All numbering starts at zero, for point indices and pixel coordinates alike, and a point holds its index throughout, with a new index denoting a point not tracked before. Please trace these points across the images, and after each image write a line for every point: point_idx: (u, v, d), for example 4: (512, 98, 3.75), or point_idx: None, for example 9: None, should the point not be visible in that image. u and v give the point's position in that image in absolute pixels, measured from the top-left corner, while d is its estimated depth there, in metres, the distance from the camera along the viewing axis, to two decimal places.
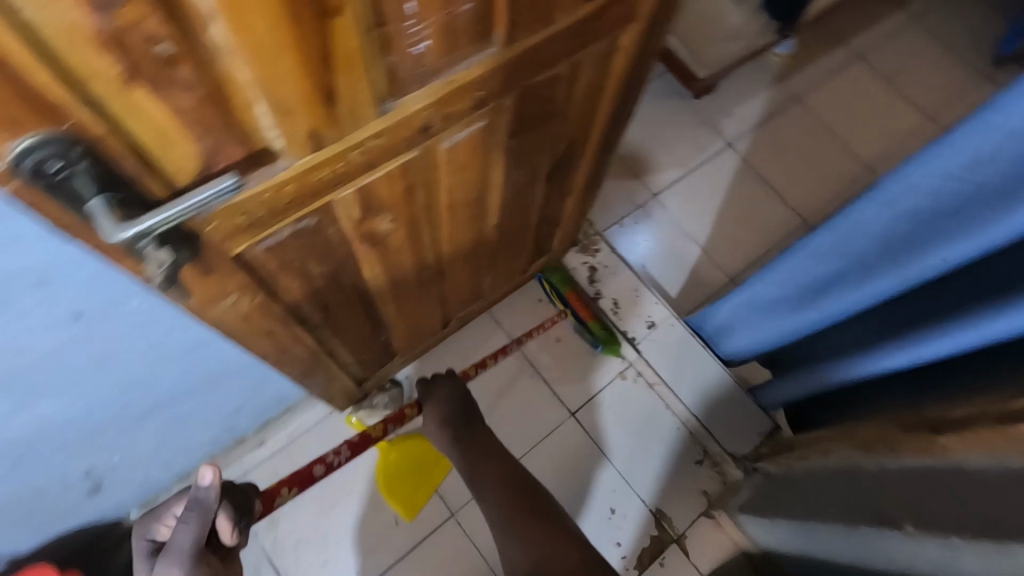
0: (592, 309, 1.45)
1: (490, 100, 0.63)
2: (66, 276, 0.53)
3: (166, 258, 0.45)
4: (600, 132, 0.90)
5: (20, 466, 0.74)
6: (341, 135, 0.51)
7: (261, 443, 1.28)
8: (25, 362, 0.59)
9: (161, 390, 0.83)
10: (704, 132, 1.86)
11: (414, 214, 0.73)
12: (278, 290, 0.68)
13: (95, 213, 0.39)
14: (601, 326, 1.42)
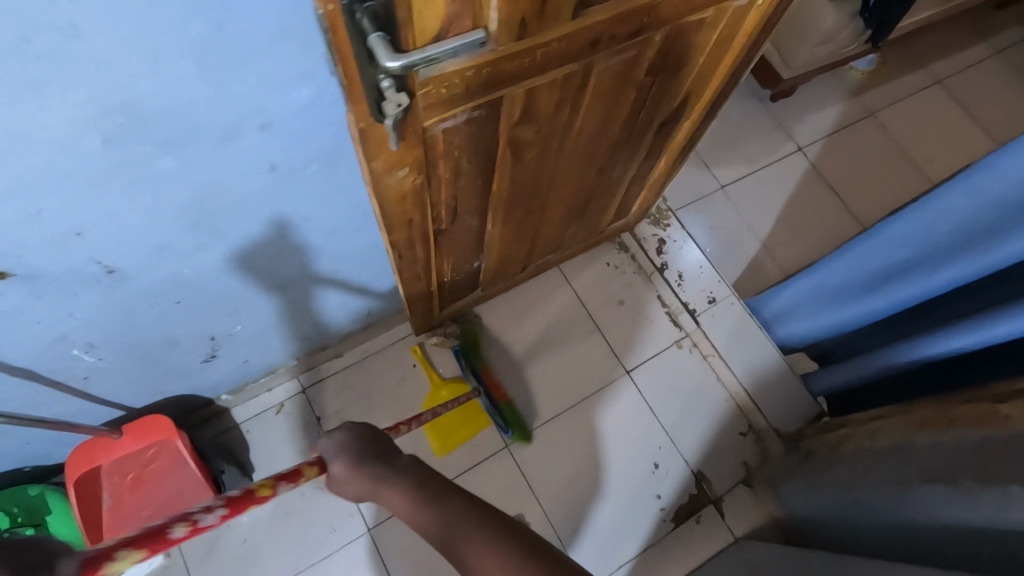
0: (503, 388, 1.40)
1: (650, 29, 0.71)
2: (284, 121, 0.64)
3: (403, 100, 0.55)
4: (712, 92, 0.98)
5: (179, 306, 0.86)
6: (539, 31, 0.60)
7: (339, 354, 1.38)
8: (226, 201, 0.71)
9: (293, 267, 0.94)
10: (776, 134, 1.92)
11: (552, 133, 0.82)
12: (432, 180, 0.77)
13: (374, 46, 0.48)
14: (512, 411, 1.37)
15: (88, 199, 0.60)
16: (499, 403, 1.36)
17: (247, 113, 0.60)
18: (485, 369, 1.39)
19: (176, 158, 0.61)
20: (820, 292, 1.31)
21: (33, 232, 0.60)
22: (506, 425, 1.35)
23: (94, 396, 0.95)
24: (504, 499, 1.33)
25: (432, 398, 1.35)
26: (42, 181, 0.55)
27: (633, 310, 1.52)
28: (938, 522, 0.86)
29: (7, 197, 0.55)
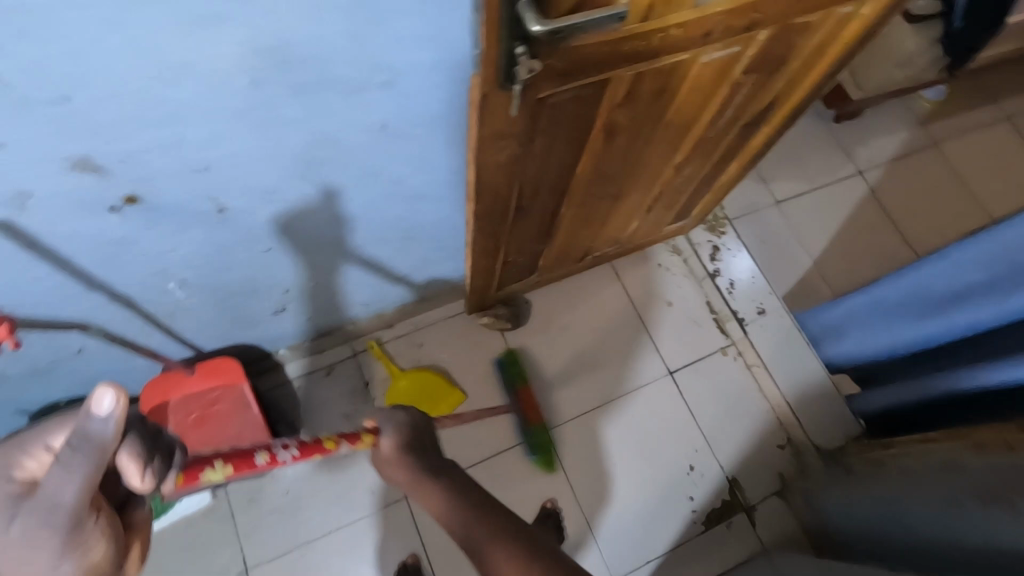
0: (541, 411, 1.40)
1: (760, 26, 0.72)
2: (404, 81, 0.67)
3: (534, 65, 0.57)
4: (798, 99, 0.99)
5: (267, 253, 0.90)
6: (661, 15, 0.62)
7: (391, 325, 1.42)
8: (335, 154, 0.74)
9: (373, 230, 0.97)
10: (836, 156, 1.90)
11: (645, 121, 0.84)
12: (526, 156, 0.79)
13: (522, 10, 0.51)
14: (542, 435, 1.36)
15: (222, 136, 0.64)
16: (532, 425, 1.37)
17: (376, 69, 0.64)
18: (527, 389, 1.40)
19: (303, 105, 0.64)
20: (878, 309, 1.29)
21: (168, 161, 0.64)
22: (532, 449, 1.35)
23: (173, 333, 1.00)
24: (536, 483, 1.35)
25: (395, 391, 1.35)
26: (190, 112, 0.59)
27: (682, 312, 1.53)
28: (982, 543, 0.87)
29: (157, 125, 0.59)
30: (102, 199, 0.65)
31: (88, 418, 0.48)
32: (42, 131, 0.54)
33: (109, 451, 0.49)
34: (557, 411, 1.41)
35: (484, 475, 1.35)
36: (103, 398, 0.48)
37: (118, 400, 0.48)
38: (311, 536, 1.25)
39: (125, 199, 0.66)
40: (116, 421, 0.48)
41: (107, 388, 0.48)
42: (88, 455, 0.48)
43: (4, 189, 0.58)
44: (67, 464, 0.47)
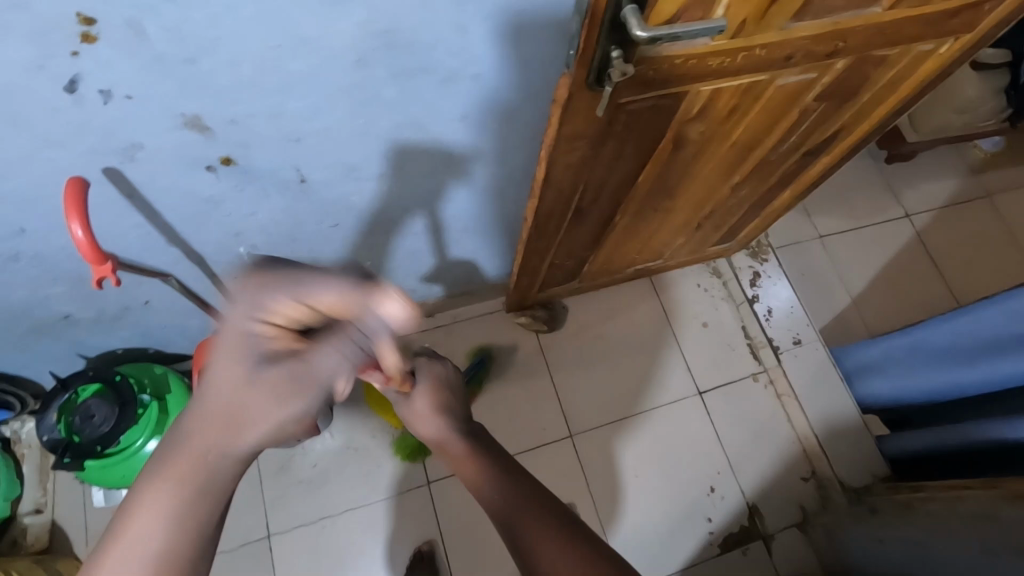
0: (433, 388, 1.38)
1: (840, 54, 0.74)
2: (494, 76, 0.71)
3: (628, 70, 0.60)
4: (862, 131, 1.00)
5: (336, 228, 0.94)
6: (749, 35, 0.65)
7: (430, 315, 1.46)
8: (416, 138, 0.78)
9: (435, 217, 1.01)
10: (884, 197, 1.89)
11: (713, 137, 0.86)
12: (596, 159, 0.82)
13: (627, 17, 0.53)
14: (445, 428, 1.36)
15: (321, 109, 0.68)
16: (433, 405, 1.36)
17: (471, 61, 0.67)
18: None
19: (399, 89, 0.68)
20: (916, 351, 1.27)
21: (269, 129, 0.68)
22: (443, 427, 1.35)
23: None
24: (556, 485, 1.36)
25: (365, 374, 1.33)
26: (299, 84, 0.63)
27: (716, 333, 1.54)
28: None
29: (267, 94, 0.63)
30: (203, 158, 0.69)
31: (372, 323, 0.53)
32: (168, 86, 0.58)
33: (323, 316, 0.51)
34: (584, 418, 1.42)
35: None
36: (392, 307, 0.53)
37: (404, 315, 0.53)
38: (336, 510, 1.27)
39: (222, 160, 0.71)
40: (390, 327, 0.53)
41: (400, 300, 0.53)
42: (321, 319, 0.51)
43: (121, 138, 0.63)
44: (348, 355, 0.51)
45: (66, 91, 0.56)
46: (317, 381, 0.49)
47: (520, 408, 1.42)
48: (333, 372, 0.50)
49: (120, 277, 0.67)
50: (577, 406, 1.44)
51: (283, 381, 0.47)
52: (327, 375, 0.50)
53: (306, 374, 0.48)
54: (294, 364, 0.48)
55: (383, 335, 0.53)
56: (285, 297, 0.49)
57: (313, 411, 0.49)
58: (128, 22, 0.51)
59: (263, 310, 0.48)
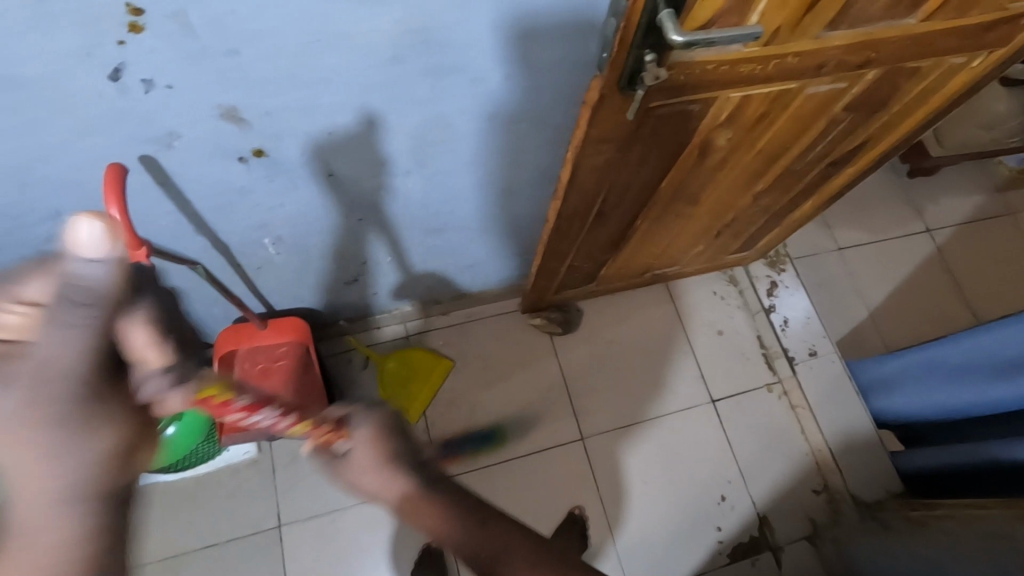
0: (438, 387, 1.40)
1: (872, 65, 0.74)
2: (525, 77, 0.71)
3: (661, 74, 0.61)
4: (889, 143, 0.99)
5: (360, 223, 0.95)
6: (782, 43, 0.65)
7: (445, 313, 1.46)
8: (443, 136, 0.79)
9: (456, 215, 1.01)
10: (905, 210, 1.87)
11: (739, 144, 0.86)
12: (622, 163, 0.82)
13: (662, 22, 0.54)
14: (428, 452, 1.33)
15: (352, 104, 0.68)
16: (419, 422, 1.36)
17: (503, 61, 0.68)
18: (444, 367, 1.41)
19: (430, 87, 0.69)
20: (933, 368, 1.25)
21: (302, 123, 0.69)
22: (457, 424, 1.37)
23: (254, 286, 1.06)
24: (565, 487, 1.35)
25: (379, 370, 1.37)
26: (334, 79, 0.64)
27: (732, 342, 1.54)
28: None
29: (303, 87, 0.64)
30: (236, 149, 0.71)
31: (77, 266, 0.40)
32: (209, 77, 0.60)
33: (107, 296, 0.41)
34: (596, 421, 1.42)
35: (515, 471, 1.36)
36: (78, 228, 0.40)
37: (104, 233, 0.40)
38: (347, 504, 1.28)
39: (254, 152, 0.72)
40: (107, 259, 0.40)
41: (90, 217, 0.40)
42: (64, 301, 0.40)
43: (158, 126, 0.64)
44: (67, 320, 0.39)
45: (110, 79, 0.57)
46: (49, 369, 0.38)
47: (532, 409, 1.41)
48: (57, 351, 0.38)
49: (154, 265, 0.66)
50: (589, 410, 1.44)
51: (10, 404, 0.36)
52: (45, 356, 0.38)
53: (27, 369, 0.38)
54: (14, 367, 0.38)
55: (103, 281, 0.40)
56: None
57: (86, 416, 0.39)
58: (175, 14, 0.52)
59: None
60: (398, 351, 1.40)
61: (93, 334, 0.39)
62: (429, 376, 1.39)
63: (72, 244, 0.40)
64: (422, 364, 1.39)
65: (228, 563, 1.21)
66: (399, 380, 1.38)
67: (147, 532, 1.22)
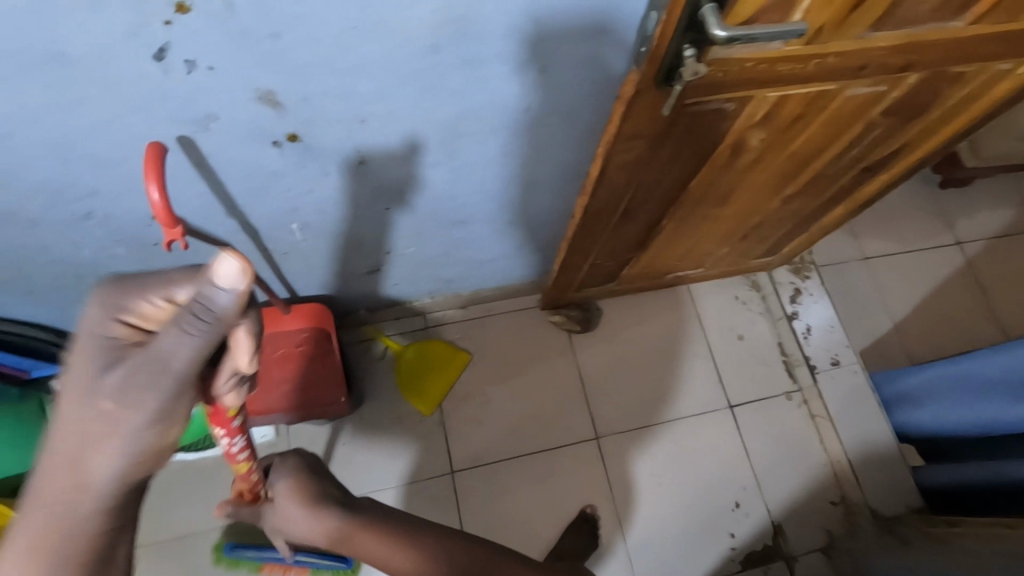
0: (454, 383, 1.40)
1: (915, 68, 0.72)
2: (561, 69, 0.71)
3: (700, 70, 0.60)
4: (925, 150, 0.97)
5: (387, 212, 0.96)
6: (824, 42, 0.64)
7: (464, 306, 1.47)
8: (474, 127, 0.79)
9: (482, 208, 1.01)
10: (935, 222, 1.83)
11: (772, 145, 0.85)
12: (652, 160, 0.82)
13: (705, 16, 0.53)
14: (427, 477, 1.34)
15: (387, 92, 0.69)
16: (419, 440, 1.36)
17: (539, 53, 0.68)
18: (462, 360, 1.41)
19: (464, 77, 0.69)
20: (962, 383, 1.22)
21: (336, 109, 0.70)
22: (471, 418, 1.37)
23: (280, 271, 1.07)
24: (577, 486, 1.35)
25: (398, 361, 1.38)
26: (370, 66, 0.64)
27: (752, 348, 1.52)
28: None
29: (340, 73, 0.65)
30: (271, 133, 0.71)
31: (211, 290, 0.50)
32: (249, 60, 0.60)
33: (228, 323, 0.51)
34: (611, 421, 1.41)
35: (527, 467, 1.35)
36: (224, 264, 0.49)
37: (244, 273, 0.49)
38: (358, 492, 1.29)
39: (288, 136, 0.73)
40: (239, 290, 0.50)
41: (234, 256, 0.49)
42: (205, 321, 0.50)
43: (197, 108, 0.65)
44: (188, 331, 0.49)
45: (154, 59, 0.58)
46: (165, 368, 0.49)
47: (547, 406, 1.41)
48: (180, 354, 0.49)
49: (189, 242, 0.66)
50: (604, 409, 1.43)
51: (130, 379, 0.49)
52: (163, 356, 0.49)
53: (153, 360, 0.49)
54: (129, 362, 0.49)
55: (225, 307, 0.50)
56: (148, 296, 0.54)
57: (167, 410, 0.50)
58: None
59: (128, 311, 0.53)
60: (416, 342, 1.40)
61: (200, 345, 0.50)
62: (445, 369, 1.39)
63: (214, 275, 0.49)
64: (439, 356, 1.40)
65: (244, 545, 1.21)
66: (417, 371, 1.38)
67: (165, 511, 1.23)
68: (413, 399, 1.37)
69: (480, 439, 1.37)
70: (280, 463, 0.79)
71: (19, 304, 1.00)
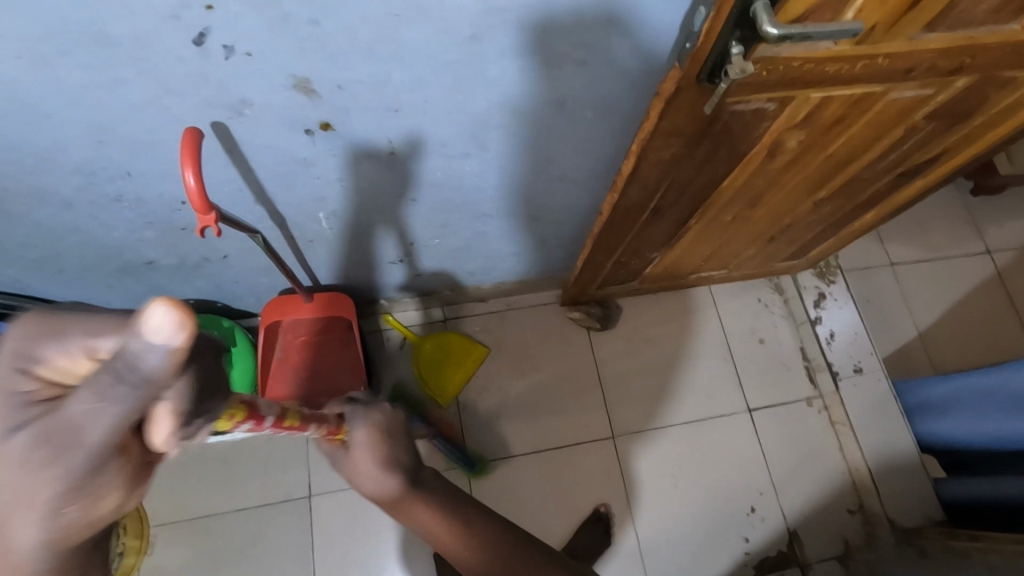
0: (471, 376, 1.40)
1: (965, 72, 0.70)
2: (597, 65, 0.70)
3: (748, 69, 0.58)
4: (966, 156, 0.95)
5: (415, 203, 0.95)
6: (875, 43, 0.62)
7: (484, 300, 1.46)
8: (507, 119, 0.78)
9: (508, 202, 1.00)
10: (965, 230, 1.79)
11: (810, 147, 0.83)
12: (686, 159, 0.80)
13: (757, 13, 0.52)
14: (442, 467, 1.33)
15: (424, 81, 0.68)
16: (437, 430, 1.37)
17: (579, 47, 0.66)
18: (480, 354, 1.41)
19: (502, 68, 0.68)
20: (991, 397, 1.19)
21: (371, 98, 0.69)
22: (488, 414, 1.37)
23: (304, 258, 1.07)
24: (593, 483, 1.34)
25: (416, 352, 1.38)
26: (407, 56, 0.63)
27: (773, 352, 1.50)
28: None
29: (377, 62, 0.64)
30: (304, 120, 0.71)
31: (141, 344, 0.30)
32: (288, 47, 0.60)
33: (162, 387, 0.32)
34: (628, 420, 1.40)
35: (543, 462, 1.35)
36: (152, 313, 0.29)
37: (183, 325, 0.30)
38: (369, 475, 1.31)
39: (321, 125, 0.72)
40: (174, 344, 0.30)
41: (162, 303, 0.29)
42: (128, 386, 0.31)
43: (233, 94, 0.65)
44: (107, 395, 0.30)
45: (194, 43, 0.58)
46: (69, 450, 0.31)
47: (565, 403, 1.40)
48: (101, 420, 0.31)
49: (220, 229, 0.70)
50: (621, 408, 1.42)
51: (22, 453, 0.30)
52: (70, 427, 0.30)
53: (54, 437, 0.30)
54: (35, 428, 0.31)
55: (159, 367, 0.30)
56: (59, 342, 0.33)
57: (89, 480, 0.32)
58: None
59: (25, 361, 0.33)
60: (434, 333, 1.41)
61: (118, 415, 0.31)
62: (464, 362, 1.39)
63: (143, 324, 0.30)
64: (456, 349, 1.40)
65: (260, 528, 1.23)
66: (434, 362, 1.38)
67: (184, 494, 1.24)
68: (431, 390, 1.37)
69: (497, 433, 1.36)
70: (361, 413, 0.77)
71: (48, 284, 1.01)
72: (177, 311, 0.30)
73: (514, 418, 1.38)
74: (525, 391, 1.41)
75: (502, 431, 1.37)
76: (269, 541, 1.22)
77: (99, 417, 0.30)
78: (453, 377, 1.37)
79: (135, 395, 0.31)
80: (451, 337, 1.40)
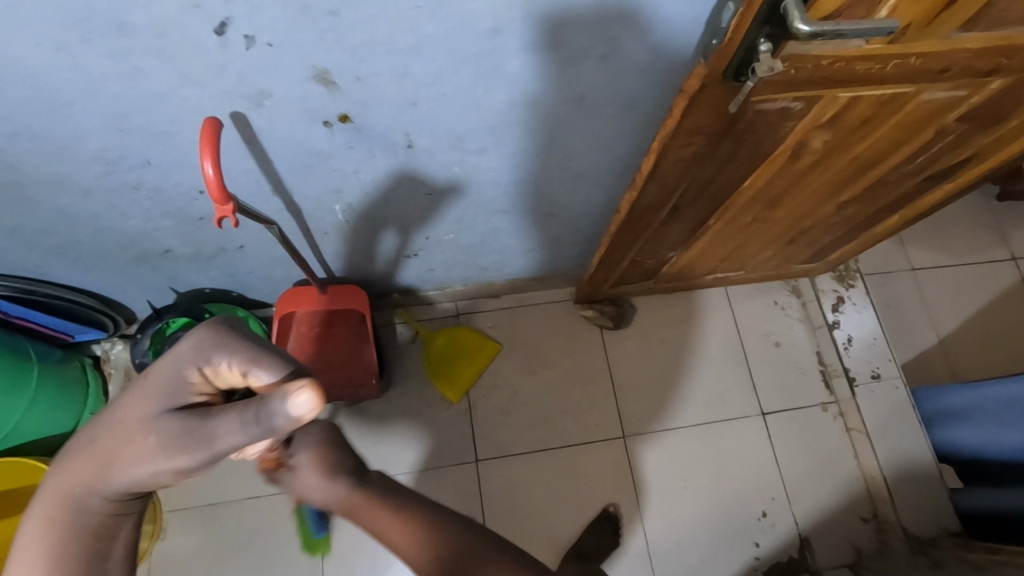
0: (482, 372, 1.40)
1: (1001, 72, 0.68)
2: (620, 60, 0.68)
3: (776, 67, 0.57)
4: (997, 160, 0.92)
5: (431, 198, 0.95)
6: (908, 42, 0.60)
7: (497, 296, 1.46)
8: (526, 114, 0.77)
9: (524, 198, 0.99)
10: (990, 235, 1.75)
11: (835, 148, 0.81)
12: (706, 158, 0.79)
13: (788, 9, 0.50)
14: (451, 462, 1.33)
15: (443, 75, 0.67)
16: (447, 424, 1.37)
17: (601, 42, 0.65)
18: (491, 350, 1.40)
19: (523, 62, 0.67)
20: (1014, 408, 1.16)
21: (390, 90, 0.69)
22: (499, 410, 1.37)
23: (318, 250, 1.07)
24: (601, 483, 1.34)
25: (427, 347, 1.38)
26: (428, 48, 0.63)
27: (788, 355, 1.48)
28: None
29: (396, 55, 0.63)
30: (322, 112, 0.71)
31: (277, 408, 0.46)
32: (308, 38, 0.60)
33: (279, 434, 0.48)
34: (639, 421, 1.39)
35: (552, 461, 1.35)
36: (299, 396, 0.46)
37: (313, 409, 0.46)
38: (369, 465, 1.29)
39: (339, 117, 0.72)
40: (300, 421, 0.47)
41: (307, 393, 0.46)
42: (253, 430, 0.48)
43: (252, 84, 0.65)
44: (242, 428, 0.48)
45: (215, 32, 0.57)
46: (203, 446, 0.49)
47: (575, 401, 1.40)
48: (229, 442, 0.48)
49: (238, 219, 0.70)
50: (632, 408, 1.41)
51: (181, 432, 0.49)
52: (212, 434, 0.49)
53: (200, 434, 0.49)
54: (194, 417, 0.50)
55: (278, 428, 0.46)
56: (228, 357, 0.52)
57: (201, 464, 0.51)
58: None
59: (206, 364, 0.52)
60: (446, 328, 1.41)
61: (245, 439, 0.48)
62: (474, 358, 1.39)
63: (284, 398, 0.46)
64: (467, 345, 1.40)
65: (267, 517, 1.23)
66: (445, 357, 1.38)
67: (195, 481, 1.25)
68: (441, 385, 1.37)
69: (506, 430, 1.36)
70: None
71: (68, 270, 1.02)
72: (314, 402, 0.46)
73: (525, 415, 1.38)
74: (537, 388, 1.40)
75: (511, 428, 1.36)
76: (277, 531, 1.22)
77: (233, 436, 0.48)
78: (464, 372, 1.37)
79: (258, 433, 0.48)
80: (463, 332, 1.40)
